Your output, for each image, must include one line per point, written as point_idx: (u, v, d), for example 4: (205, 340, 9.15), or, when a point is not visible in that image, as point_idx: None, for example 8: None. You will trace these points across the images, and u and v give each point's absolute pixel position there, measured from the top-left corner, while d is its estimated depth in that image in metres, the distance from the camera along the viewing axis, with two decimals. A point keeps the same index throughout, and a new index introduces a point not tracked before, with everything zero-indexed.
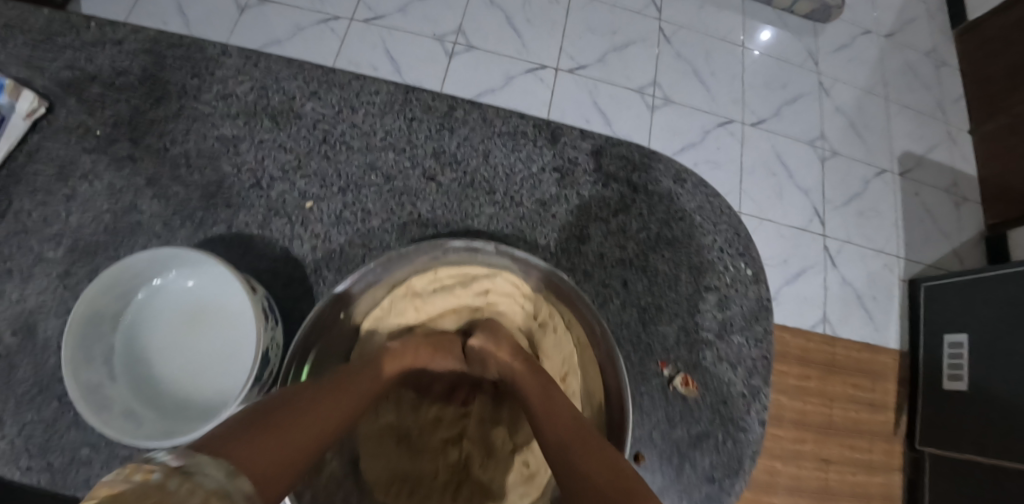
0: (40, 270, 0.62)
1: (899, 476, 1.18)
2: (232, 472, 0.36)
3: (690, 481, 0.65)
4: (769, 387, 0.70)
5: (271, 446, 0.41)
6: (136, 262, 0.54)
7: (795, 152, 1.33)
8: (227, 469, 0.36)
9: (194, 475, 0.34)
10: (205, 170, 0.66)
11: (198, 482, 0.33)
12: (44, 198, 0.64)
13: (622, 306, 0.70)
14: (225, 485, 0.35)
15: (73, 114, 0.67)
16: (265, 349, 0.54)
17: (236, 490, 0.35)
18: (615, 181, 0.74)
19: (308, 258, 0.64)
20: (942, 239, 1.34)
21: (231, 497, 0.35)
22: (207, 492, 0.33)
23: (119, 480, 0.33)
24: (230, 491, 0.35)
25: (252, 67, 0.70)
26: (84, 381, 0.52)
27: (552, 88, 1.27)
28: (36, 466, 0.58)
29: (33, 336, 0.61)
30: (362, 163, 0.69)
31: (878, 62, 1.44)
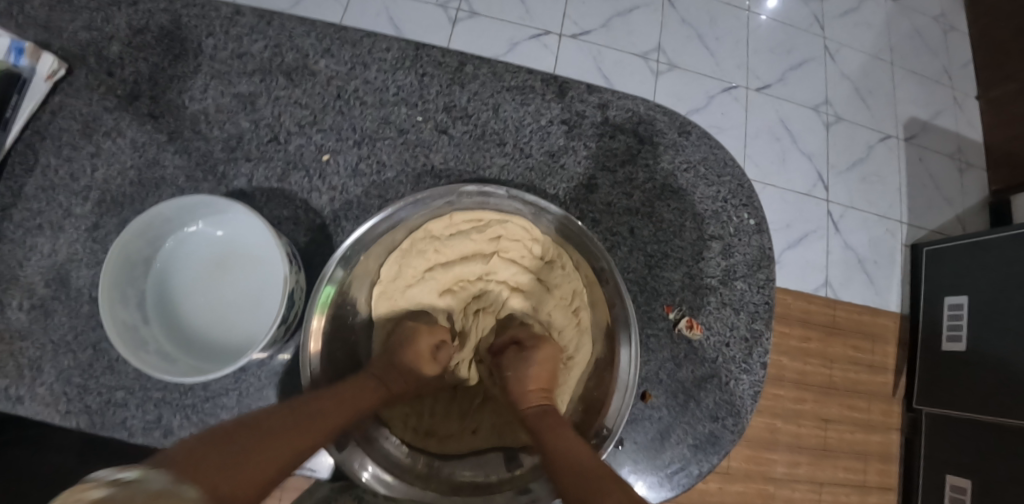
0: (71, 223, 0.64)
1: (896, 435, 1.21)
2: (176, 481, 0.40)
3: (694, 417, 0.69)
4: (771, 331, 0.72)
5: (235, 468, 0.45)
6: (166, 211, 0.56)
7: (802, 118, 1.32)
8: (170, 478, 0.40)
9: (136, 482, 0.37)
10: (223, 125, 0.68)
11: (142, 486, 0.37)
12: (70, 155, 0.66)
13: (630, 253, 0.72)
14: (167, 487, 0.39)
15: (94, 73, 0.68)
16: (290, 292, 0.57)
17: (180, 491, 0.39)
18: (622, 132, 0.76)
19: (326, 209, 0.67)
20: (945, 204, 1.34)
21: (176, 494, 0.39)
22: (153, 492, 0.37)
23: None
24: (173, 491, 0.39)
25: (266, 25, 0.72)
26: (121, 321, 0.54)
27: (557, 53, 1.25)
28: (74, 409, 0.61)
29: (66, 286, 0.64)
30: (376, 117, 0.71)
31: (884, 27, 1.42)
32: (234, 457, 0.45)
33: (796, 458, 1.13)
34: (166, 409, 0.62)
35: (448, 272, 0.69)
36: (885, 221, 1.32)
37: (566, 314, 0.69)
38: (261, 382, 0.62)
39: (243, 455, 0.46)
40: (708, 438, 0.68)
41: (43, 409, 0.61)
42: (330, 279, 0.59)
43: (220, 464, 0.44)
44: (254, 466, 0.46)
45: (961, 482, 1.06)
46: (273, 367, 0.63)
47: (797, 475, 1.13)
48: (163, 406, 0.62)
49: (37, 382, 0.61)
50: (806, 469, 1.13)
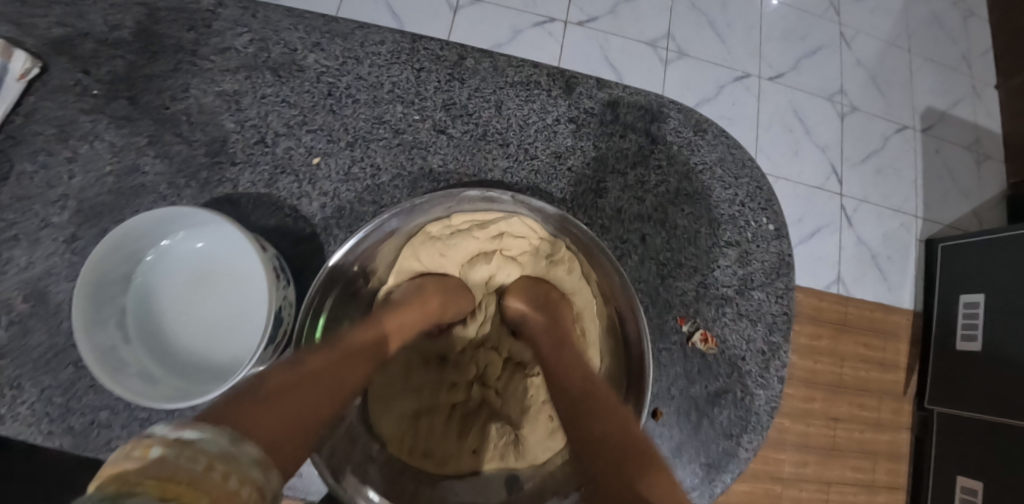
0: (47, 234, 0.61)
1: (906, 434, 1.09)
2: (236, 439, 0.35)
3: (708, 435, 0.65)
4: (789, 344, 0.69)
5: (282, 417, 0.39)
6: (144, 223, 0.53)
7: (815, 109, 1.19)
8: (230, 436, 0.35)
9: (194, 443, 0.33)
10: (207, 127, 0.64)
11: (198, 448, 0.32)
12: (45, 160, 0.62)
13: (641, 262, 0.68)
14: (228, 450, 0.34)
15: (69, 72, 0.64)
16: (276, 309, 0.53)
17: (240, 453, 0.34)
18: (632, 131, 0.71)
19: (317, 217, 0.63)
20: (963, 198, 1.22)
21: (235, 459, 0.33)
22: (210, 456, 0.32)
23: (123, 457, 0.31)
24: (233, 455, 0.34)
25: (251, 18, 0.67)
26: (98, 341, 0.51)
27: (562, 43, 1.13)
28: (57, 430, 0.58)
29: (45, 301, 0.60)
30: (370, 117, 0.66)
31: (903, 11, 1.28)
32: (276, 410, 0.39)
33: (804, 458, 1.02)
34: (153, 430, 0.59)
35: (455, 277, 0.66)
36: (899, 215, 1.19)
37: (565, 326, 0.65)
38: None
39: (288, 409, 0.40)
40: (723, 457, 0.65)
41: (24, 430, 0.58)
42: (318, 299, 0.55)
43: (266, 418, 0.38)
44: (300, 415, 0.41)
45: (970, 484, 0.95)
46: None
47: (806, 475, 1.02)
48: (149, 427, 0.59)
49: (16, 402, 0.58)
50: (815, 469, 1.02)
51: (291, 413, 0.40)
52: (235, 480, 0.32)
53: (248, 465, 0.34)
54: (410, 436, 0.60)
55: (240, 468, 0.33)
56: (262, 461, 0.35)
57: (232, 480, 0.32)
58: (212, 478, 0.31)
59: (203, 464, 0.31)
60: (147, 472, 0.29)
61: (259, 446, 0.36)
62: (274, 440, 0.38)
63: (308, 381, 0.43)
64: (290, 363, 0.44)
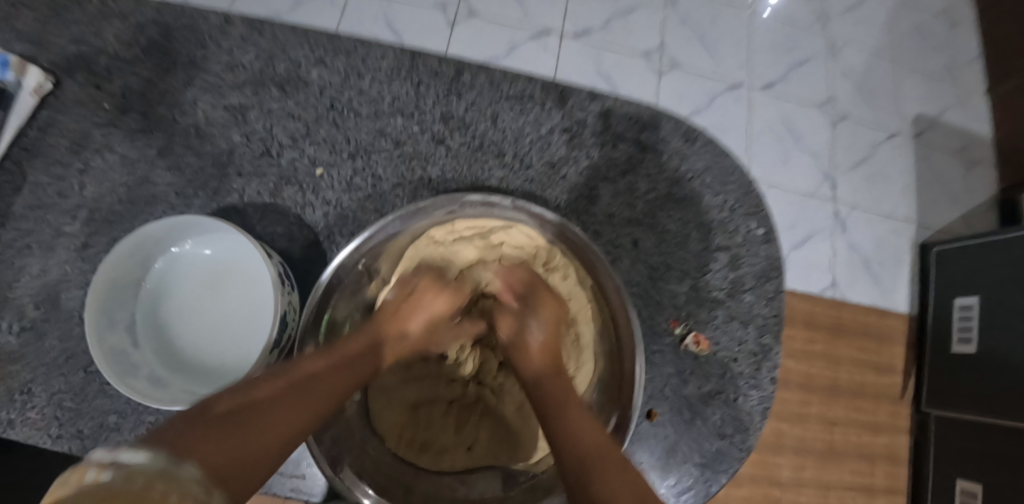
0: (61, 243, 0.63)
1: (904, 438, 1.10)
2: (176, 460, 0.35)
3: (702, 434, 0.67)
4: (781, 345, 0.71)
5: (243, 439, 0.39)
6: (154, 231, 0.55)
7: (806, 118, 1.22)
8: (170, 457, 0.35)
9: (132, 462, 0.33)
10: (215, 139, 0.66)
11: (135, 469, 0.32)
12: (59, 172, 0.64)
13: (632, 265, 0.70)
14: (167, 468, 0.34)
15: (83, 88, 0.66)
16: (283, 312, 0.56)
17: (180, 472, 0.34)
18: (624, 140, 0.74)
19: (320, 225, 0.65)
20: (950, 203, 1.24)
21: (174, 475, 0.33)
22: (148, 475, 0.32)
23: (65, 483, 0.32)
24: (172, 472, 0.34)
25: (258, 34, 0.70)
26: (110, 345, 0.53)
27: (558, 55, 1.16)
28: (67, 434, 0.60)
29: (57, 308, 0.62)
30: (371, 129, 0.69)
31: (891, 23, 1.31)
32: (230, 433, 0.39)
33: (802, 462, 1.03)
34: None
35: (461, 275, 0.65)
36: (890, 221, 1.21)
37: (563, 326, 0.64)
38: None
39: (243, 431, 0.40)
40: (717, 456, 0.66)
41: (34, 433, 0.60)
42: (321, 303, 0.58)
43: (217, 441, 0.38)
44: (267, 433, 0.41)
45: (971, 486, 0.98)
46: None
47: (803, 480, 1.03)
48: None
49: (29, 406, 0.60)
50: (812, 473, 1.03)
51: (257, 436, 0.40)
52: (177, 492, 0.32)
53: (190, 481, 0.34)
54: (409, 435, 0.60)
55: (180, 485, 0.33)
56: (205, 481, 0.35)
57: (172, 493, 0.32)
58: (151, 493, 0.31)
59: (142, 481, 0.32)
60: (86, 492, 0.30)
61: (203, 467, 0.36)
62: (222, 464, 0.37)
63: (270, 407, 0.42)
64: (250, 387, 0.44)
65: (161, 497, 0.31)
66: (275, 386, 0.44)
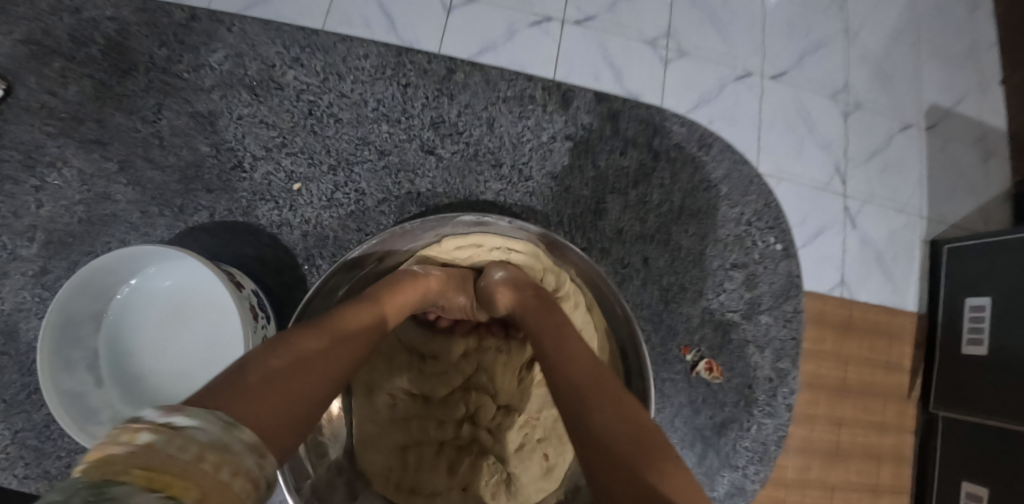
0: (15, 267, 0.58)
1: (910, 437, 1.06)
2: (231, 423, 0.28)
3: (713, 466, 0.63)
4: (799, 369, 0.66)
5: (279, 399, 0.33)
6: (114, 262, 0.49)
7: (818, 107, 1.15)
8: (225, 420, 0.28)
9: (188, 429, 0.26)
10: (181, 151, 0.60)
11: (191, 438, 0.26)
12: (10, 189, 0.59)
13: (643, 287, 0.65)
14: (222, 438, 0.27)
15: (35, 94, 0.60)
16: (256, 350, 0.50)
17: (235, 444, 0.27)
18: (636, 147, 0.68)
19: (299, 246, 0.60)
20: (968, 195, 1.17)
21: (230, 451, 0.27)
22: (203, 449, 0.26)
23: (104, 444, 0.25)
24: (228, 447, 0.27)
25: (227, 32, 0.63)
26: (68, 390, 0.48)
27: (561, 43, 1.08)
28: (33, 474, 0.56)
29: (16, 338, 0.57)
30: (354, 137, 0.63)
31: (911, 5, 1.23)
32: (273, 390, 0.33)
33: (807, 462, 0.99)
34: None
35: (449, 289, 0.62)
36: (903, 214, 1.14)
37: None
38: None
39: (289, 391, 0.34)
40: (729, 489, 0.62)
41: None
42: None
43: (262, 400, 0.32)
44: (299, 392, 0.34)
45: (976, 489, 0.94)
46: None
47: (808, 479, 0.99)
48: None
49: None
50: (818, 473, 0.98)
51: (289, 395, 0.34)
52: (229, 475, 0.26)
53: (242, 457, 0.27)
54: (396, 475, 0.56)
55: (234, 460, 0.27)
56: (258, 449, 0.29)
57: (225, 473, 0.26)
58: (203, 472, 0.25)
59: (194, 453, 0.25)
60: (128, 463, 0.24)
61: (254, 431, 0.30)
62: (267, 425, 0.31)
63: (312, 363, 0.36)
64: (282, 338, 0.38)
65: (214, 479, 0.25)
66: (312, 340, 0.38)
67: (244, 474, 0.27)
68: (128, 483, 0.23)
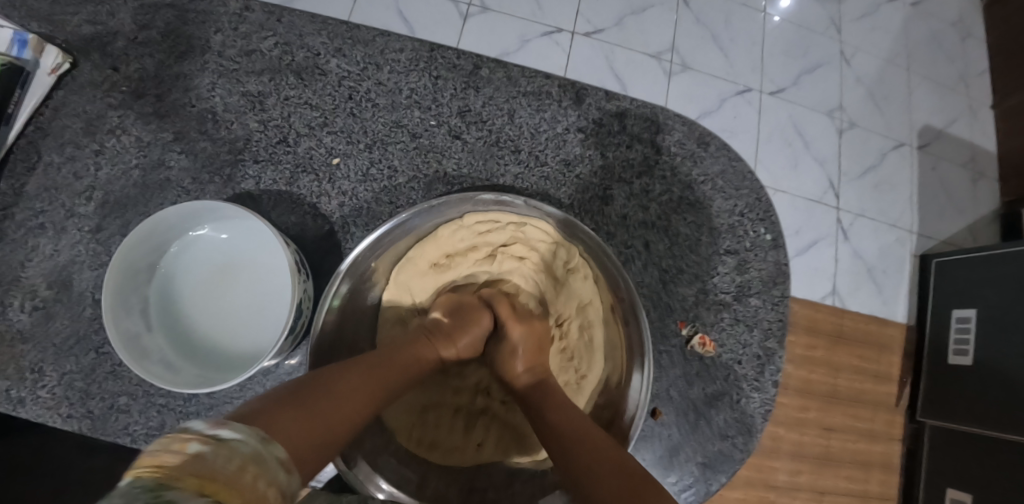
0: (73, 224, 0.63)
1: (898, 445, 1.08)
2: (266, 439, 0.37)
3: (704, 435, 0.68)
4: (785, 350, 0.71)
5: (305, 423, 0.41)
6: (171, 216, 0.55)
7: (812, 122, 1.22)
8: (261, 436, 0.37)
9: (228, 443, 0.34)
10: (231, 125, 0.66)
11: (232, 449, 0.34)
12: (74, 153, 0.65)
13: (644, 267, 0.71)
14: (258, 450, 0.35)
15: (98, 69, 0.66)
16: (299, 301, 0.56)
17: (269, 456, 0.36)
18: (640, 142, 0.74)
19: (335, 215, 0.65)
20: (957, 214, 1.23)
21: (265, 461, 0.35)
22: (242, 458, 0.34)
23: (163, 451, 0.33)
24: (264, 457, 0.35)
25: (276, 22, 0.70)
26: (124, 329, 0.54)
27: (570, 53, 1.16)
28: (76, 414, 0.60)
29: (70, 288, 0.62)
30: (388, 120, 0.69)
31: (901, 32, 1.31)
32: (306, 414, 0.41)
33: (799, 467, 1.01)
34: (170, 415, 0.61)
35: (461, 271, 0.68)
36: (895, 229, 1.20)
37: (561, 327, 0.68)
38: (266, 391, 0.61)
39: (319, 412, 0.42)
40: (718, 457, 0.67)
41: (46, 412, 0.60)
42: (336, 296, 0.57)
43: (303, 425, 0.41)
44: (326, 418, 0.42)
45: (959, 495, 0.98)
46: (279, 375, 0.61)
47: (799, 484, 1.01)
48: (167, 412, 0.61)
49: (38, 386, 0.60)
50: (808, 478, 1.01)
51: (317, 423, 0.42)
52: (262, 483, 0.34)
53: (275, 468, 0.36)
54: (417, 429, 0.61)
55: (269, 473, 0.35)
56: (286, 464, 0.37)
57: (262, 482, 0.34)
58: (241, 478, 0.33)
59: (238, 464, 0.33)
60: (186, 467, 0.31)
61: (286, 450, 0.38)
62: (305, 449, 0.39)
63: (337, 392, 0.45)
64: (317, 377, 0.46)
65: (250, 485, 0.33)
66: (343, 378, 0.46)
67: (277, 480, 0.35)
68: (186, 485, 0.31)
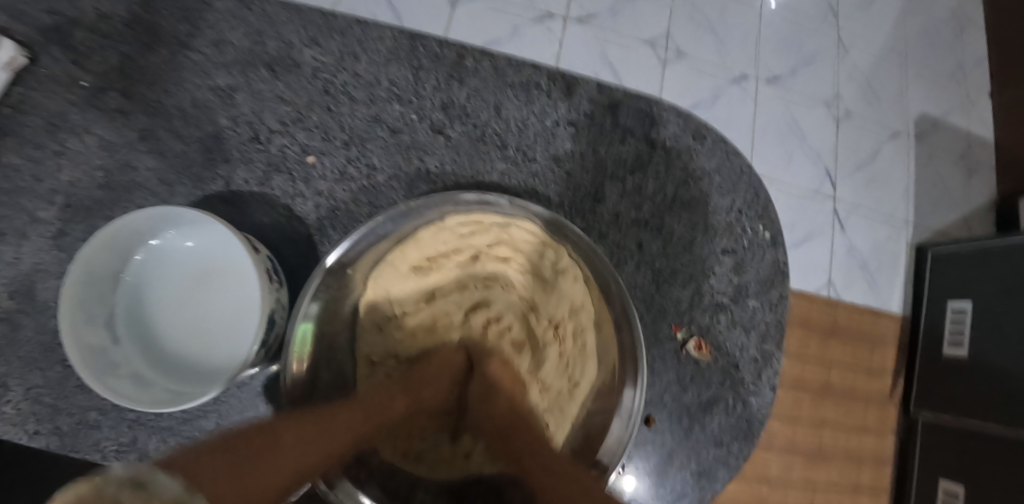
0: (35, 229, 0.60)
1: (892, 439, 1.07)
2: (197, 494, 0.26)
3: (699, 441, 0.66)
4: (782, 351, 0.69)
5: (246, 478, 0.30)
6: (134, 222, 0.51)
7: (811, 112, 1.18)
8: (192, 491, 0.26)
9: None
10: (201, 123, 0.62)
11: None
12: (33, 153, 0.61)
13: (637, 268, 0.68)
14: None
15: (58, 62, 0.62)
16: (270, 312, 0.53)
17: None
18: (633, 137, 0.71)
19: (311, 217, 0.62)
20: (952, 206, 1.21)
21: None
22: None
23: None
24: None
25: (248, 11, 0.66)
26: (86, 341, 0.50)
27: (562, 41, 1.11)
28: (44, 431, 0.57)
29: (33, 298, 0.59)
30: (367, 115, 0.66)
31: (900, 18, 1.27)
32: (245, 466, 0.31)
33: (791, 461, 0.99)
34: (142, 430, 0.58)
35: (442, 275, 0.63)
36: (890, 222, 1.17)
37: (556, 329, 0.62)
38: (243, 404, 0.59)
39: (271, 460, 0.33)
40: (714, 464, 0.65)
41: (11, 429, 0.57)
42: (305, 317, 0.54)
43: (236, 476, 0.30)
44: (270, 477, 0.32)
45: (953, 487, 0.98)
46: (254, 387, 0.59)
47: (792, 477, 1.00)
48: (138, 427, 0.58)
49: (0, 402, 0.57)
50: (800, 469, 1.00)
51: (263, 479, 0.31)
52: None
53: None
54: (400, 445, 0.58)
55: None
56: None
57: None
58: None
59: None
60: None
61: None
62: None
63: (277, 440, 0.34)
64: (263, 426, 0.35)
65: None
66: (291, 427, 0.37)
67: None
68: None
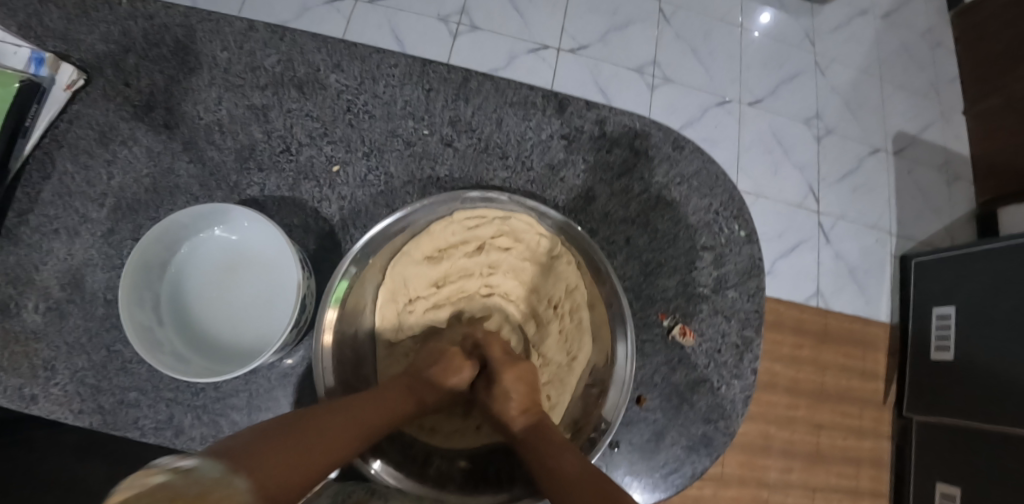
0: (86, 229, 0.67)
1: (887, 442, 1.11)
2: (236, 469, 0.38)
3: (687, 419, 0.71)
4: (761, 338, 0.75)
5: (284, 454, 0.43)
6: (183, 216, 0.59)
7: (791, 130, 1.27)
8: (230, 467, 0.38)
9: (192, 471, 0.36)
10: (236, 135, 0.70)
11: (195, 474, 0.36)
12: (86, 162, 0.68)
13: (626, 261, 0.75)
14: (225, 475, 0.37)
15: (111, 84, 0.71)
16: (303, 296, 0.60)
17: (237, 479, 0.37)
18: (618, 146, 0.79)
19: (335, 217, 0.69)
20: (933, 216, 1.28)
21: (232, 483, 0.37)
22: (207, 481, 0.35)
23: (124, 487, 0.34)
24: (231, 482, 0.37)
25: (279, 40, 0.74)
26: (137, 321, 0.57)
27: (556, 69, 1.21)
28: (87, 409, 0.63)
29: (82, 288, 0.66)
30: (385, 130, 0.74)
31: (872, 43, 1.37)
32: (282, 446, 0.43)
33: (790, 464, 1.04)
34: (178, 408, 0.64)
35: (452, 264, 0.71)
36: (873, 231, 1.25)
37: (556, 308, 0.71)
38: (271, 384, 0.64)
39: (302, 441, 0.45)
40: (701, 440, 0.71)
41: (57, 409, 0.62)
42: (344, 277, 0.61)
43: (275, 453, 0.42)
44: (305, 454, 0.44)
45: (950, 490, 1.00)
46: (282, 369, 0.65)
47: (791, 482, 1.03)
48: (175, 405, 0.64)
49: (51, 383, 0.63)
50: (800, 475, 1.04)
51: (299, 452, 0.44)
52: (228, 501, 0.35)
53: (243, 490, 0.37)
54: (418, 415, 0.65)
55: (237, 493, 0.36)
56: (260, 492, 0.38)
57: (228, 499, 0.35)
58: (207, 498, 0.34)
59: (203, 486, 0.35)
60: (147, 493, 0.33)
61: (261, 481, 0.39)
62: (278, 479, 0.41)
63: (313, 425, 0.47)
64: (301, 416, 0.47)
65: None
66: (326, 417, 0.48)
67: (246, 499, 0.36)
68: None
